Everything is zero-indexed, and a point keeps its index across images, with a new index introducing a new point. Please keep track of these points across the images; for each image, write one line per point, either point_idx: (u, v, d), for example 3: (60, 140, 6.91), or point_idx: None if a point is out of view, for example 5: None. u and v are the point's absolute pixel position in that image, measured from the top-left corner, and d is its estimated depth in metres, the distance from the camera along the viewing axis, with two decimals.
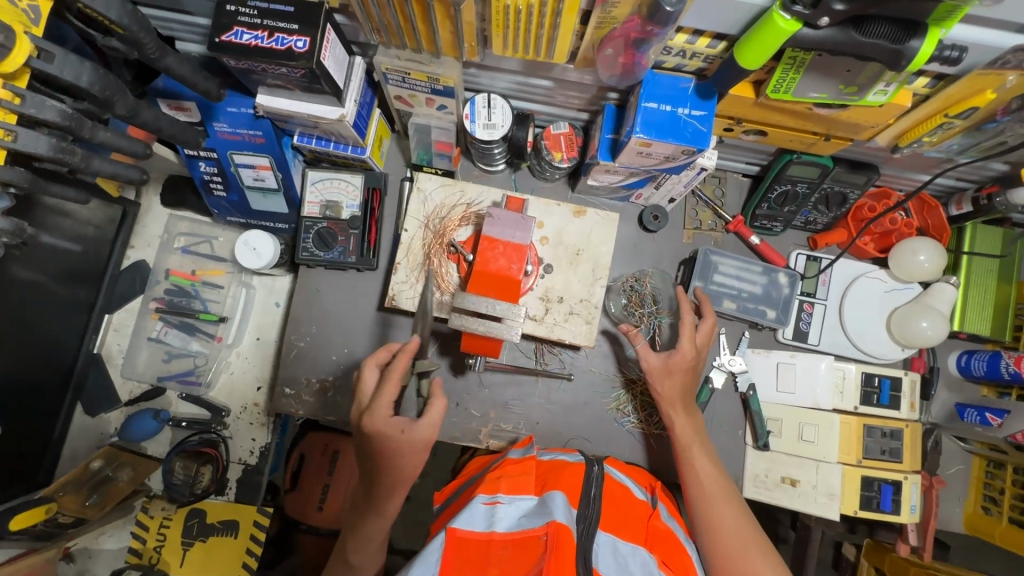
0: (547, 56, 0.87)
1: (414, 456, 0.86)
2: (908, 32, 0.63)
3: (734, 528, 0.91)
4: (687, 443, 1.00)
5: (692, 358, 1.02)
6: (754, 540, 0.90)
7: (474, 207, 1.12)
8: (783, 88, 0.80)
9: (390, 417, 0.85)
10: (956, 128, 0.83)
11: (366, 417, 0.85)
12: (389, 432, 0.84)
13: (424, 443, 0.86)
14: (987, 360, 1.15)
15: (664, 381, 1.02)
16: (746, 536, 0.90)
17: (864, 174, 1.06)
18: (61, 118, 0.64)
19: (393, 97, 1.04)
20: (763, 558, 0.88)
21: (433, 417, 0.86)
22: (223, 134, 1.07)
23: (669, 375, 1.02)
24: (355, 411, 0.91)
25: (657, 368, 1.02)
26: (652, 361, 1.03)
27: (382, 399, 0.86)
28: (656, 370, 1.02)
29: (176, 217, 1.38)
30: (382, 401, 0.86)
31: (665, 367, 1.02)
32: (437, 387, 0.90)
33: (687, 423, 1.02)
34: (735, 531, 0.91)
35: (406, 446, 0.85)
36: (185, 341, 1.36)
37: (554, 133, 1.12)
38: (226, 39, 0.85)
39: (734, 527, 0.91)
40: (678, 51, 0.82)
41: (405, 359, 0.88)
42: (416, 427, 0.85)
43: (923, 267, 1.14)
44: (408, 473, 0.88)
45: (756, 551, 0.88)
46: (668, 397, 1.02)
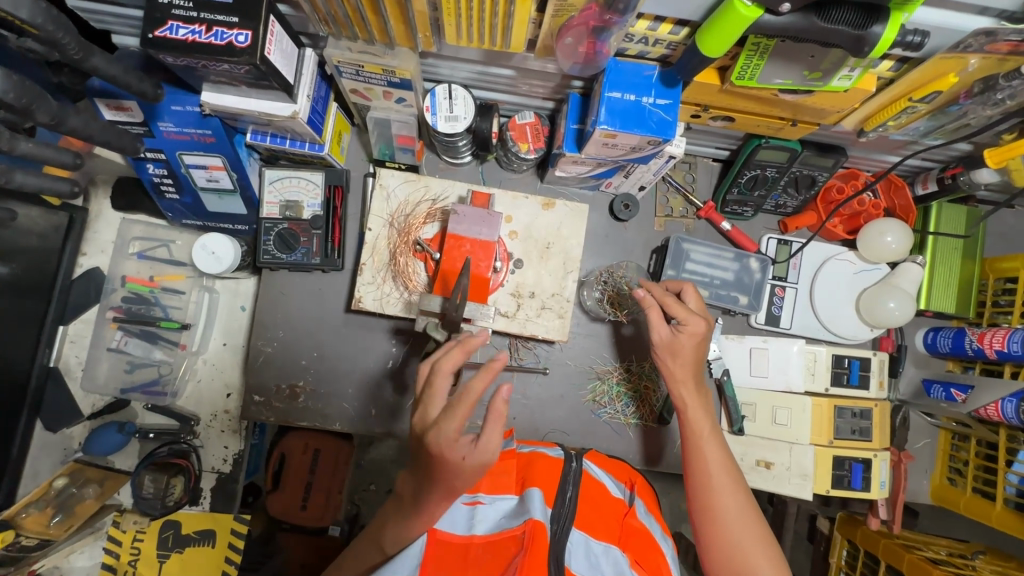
0: (505, 45, 0.83)
1: (469, 480, 0.70)
2: (870, 17, 0.61)
3: (737, 520, 0.86)
4: (696, 425, 0.93)
5: (701, 338, 0.95)
6: (756, 533, 0.86)
7: (439, 202, 1.08)
8: (748, 74, 0.78)
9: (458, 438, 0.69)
10: (920, 113, 0.83)
11: (433, 432, 0.69)
12: (454, 451, 0.69)
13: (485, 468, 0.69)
14: (953, 336, 1.17)
15: (673, 358, 0.96)
16: (748, 530, 0.86)
17: (832, 157, 1.05)
18: None
19: (348, 90, 0.99)
20: (764, 555, 0.84)
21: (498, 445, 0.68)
22: (170, 134, 1.01)
23: (679, 354, 0.95)
24: (415, 422, 0.73)
25: (665, 346, 0.95)
26: (659, 335, 0.96)
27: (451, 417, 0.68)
28: (665, 346, 0.95)
29: (129, 220, 1.31)
30: (454, 413, 0.68)
31: (672, 346, 0.95)
32: (498, 404, 0.69)
33: (698, 403, 0.95)
34: (740, 524, 0.86)
35: (468, 472, 0.69)
36: (146, 350, 1.30)
37: (519, 123, 1.08)
38: (161, 35, 0.79)
39: (738, 518, 0.87)
40: (641, 38, 0.79)
41: (464, 352, 0.76)
42: (479, 446, 0.69)
43: (891, 248, 1.14)
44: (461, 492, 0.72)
45: (758, 547, 0.85)
46: (678, 374, 0.96)
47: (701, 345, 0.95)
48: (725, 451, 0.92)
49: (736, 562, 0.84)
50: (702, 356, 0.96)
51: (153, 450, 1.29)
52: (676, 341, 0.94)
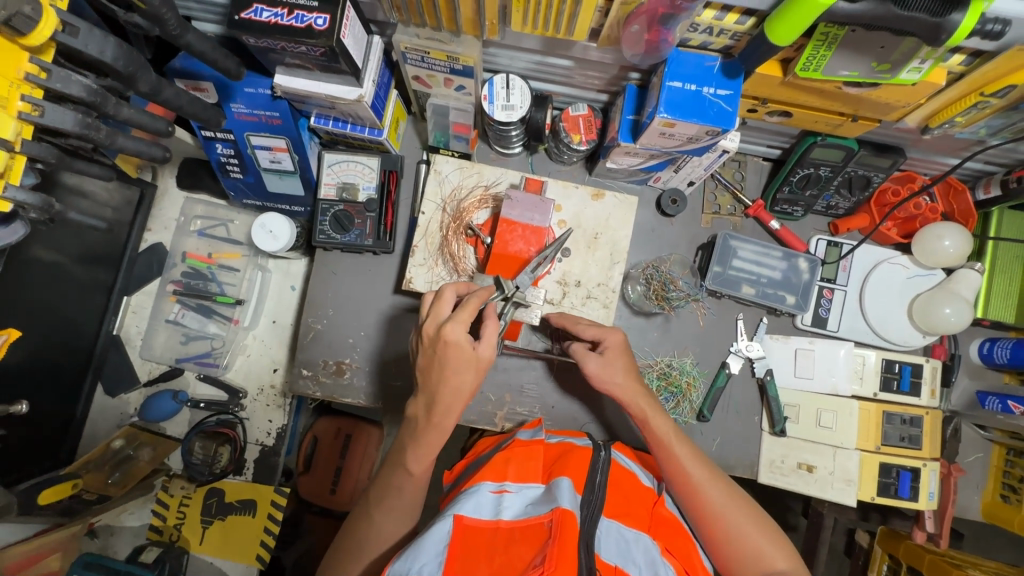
0: (570, 33, 0.86)
1: (474, 375, 0.85)
2: (949, 5, 0.61)
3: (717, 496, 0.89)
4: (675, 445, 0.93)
5: (625, 354, 0.98)
6: (757, 518, 0.89)
7: (491, 189, 1.11)
8: (812, 66, 0.78)
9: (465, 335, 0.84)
10: (990, 108, 0.81)
11: (447, 325, 0.84)
12: (463, 345, 0.83)
13: (483, 361, 0.85)
14: (1011, 348, 1.13)
15: (614, 382, 0.96)
16: (749, 516, 0.88)
17: (890, 157, 1.04)
18: (86, 94, 0.63)
19: (411, 77, 1.03)
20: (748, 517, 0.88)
21: (494, 340, 0.85)
22: (241, 115, 1.07)
23: (626, 377, 0.96)
24: (428, 322, 0.88)
25: (604, 373, 0.96)
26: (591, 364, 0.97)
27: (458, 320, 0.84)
28: (604, 375, 0.96)
29: (192, 200, 1.38)
30: (462, 314, 0.84)
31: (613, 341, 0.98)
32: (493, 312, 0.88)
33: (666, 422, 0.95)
34: (740, 510, 0.89)
35: (471, 364, 0.84)
36: (202, 323, 1.37)
37: (572, 115, 1.10)
38: (247, 17, 0.84)
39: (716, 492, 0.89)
40: (705, 29, 0.80)
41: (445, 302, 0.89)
42: (480, 345, 0.85)
43: (948, 253, 1.12)
44: (470, 390, 0.86)
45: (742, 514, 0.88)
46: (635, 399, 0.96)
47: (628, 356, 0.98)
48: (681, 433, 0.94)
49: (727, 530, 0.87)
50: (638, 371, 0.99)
51: (203, 419, 1.35)
52: (615, 362, 0.96)
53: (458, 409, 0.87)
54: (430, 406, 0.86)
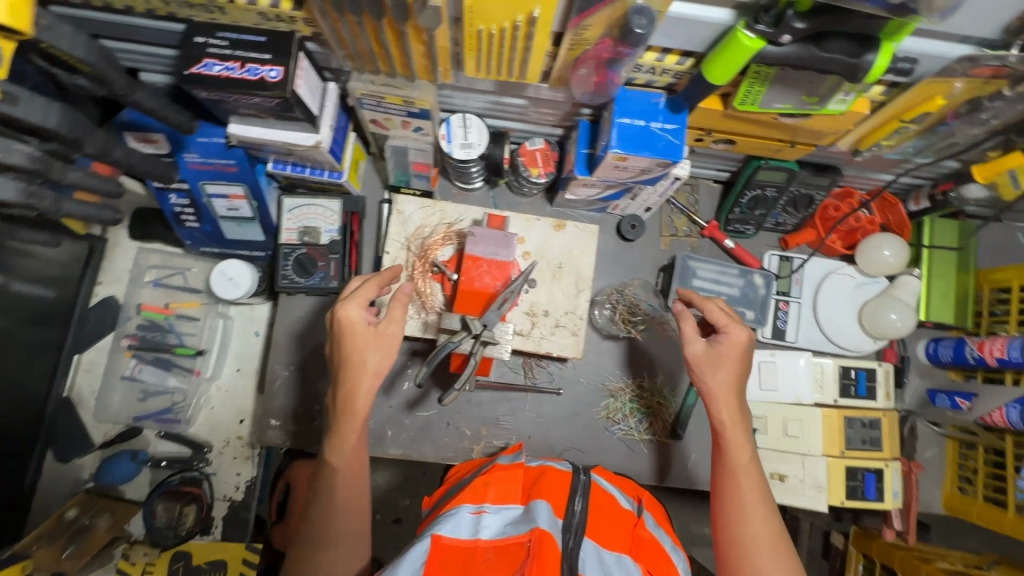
0: (522, 76, 0.88)
1: (381, 353, 0.87)
2: (863, 47, 0.66)
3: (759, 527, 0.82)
4: (740, 450, 0.87)
5: (731, 355, 0.91)
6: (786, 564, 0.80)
7: (456, 226, 1.11)
8: (750, 100, 0.83)
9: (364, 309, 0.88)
10: (911, 132, 0.86)
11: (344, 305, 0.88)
12: (360, 322, 0.87)
13: (388, 335, 0.87)
14: (953, 346, 1.20)
15: (714, 374, 0.90)
16: (772, 554, 0.80)
17: (828, 176, 1.11)
18: (29, 162, 0.62)
19: (368, 121, 1.04)
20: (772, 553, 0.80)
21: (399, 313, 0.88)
22: (194, 164, 1.05)
23: (726, 372, 0.90)
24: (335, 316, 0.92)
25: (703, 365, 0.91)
26: (695, 348, 0.92)
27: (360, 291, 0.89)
28: (701, 362, 0.91)
29: (145, 250, 1.34)
30: (358, 291, 0.88)
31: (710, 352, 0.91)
32: (400, 292, 0.89)
33: (741, 426, 0.89)
34: (768, 549, 0.80)
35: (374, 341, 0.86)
36: (161, 378, 1.31)
37: (530, 149, 1.13)
38: (197, 71, 0.84)
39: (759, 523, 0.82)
40: (648, 68, 0.84)
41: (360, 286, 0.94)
42: (381, 322, 0.87)
43: (889, 261, 1.19)
44: (376, 369, 0.86)
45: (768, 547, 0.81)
46: (722, 391, 0.89)
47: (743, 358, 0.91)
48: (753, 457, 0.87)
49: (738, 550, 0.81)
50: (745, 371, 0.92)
51: (165, 478, 1.29)
52: (718, 354, 0.90)
53: (367, 392, 0.85)
54: (338, 394, 0.87)
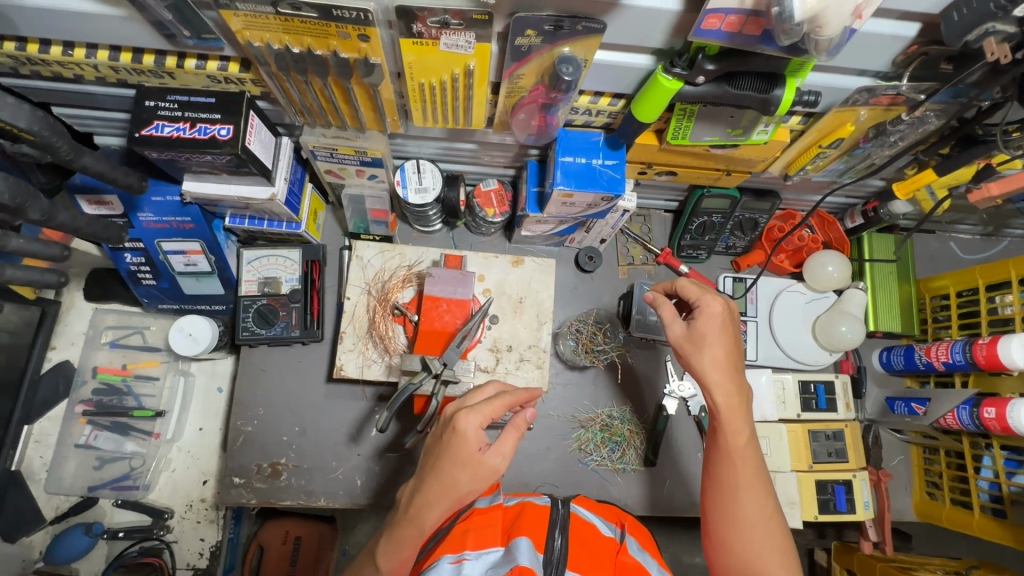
0: (467, 123, 0.92)
1: (475, 482, 0.75)
2: (771, 83, 0.72)
3: (757, 515, 0.79)
4: (729, 433, 0.83)
5: (714, 329, 0.86)
6: (780, 546, 0.77)
7: (414, 268, 1.13)
8: (681, 134, 0.88)
9: (479, 429, 0.75)
10: (832, 157, 0.93)
11: (463, 412, 0.76)
12: (470, 440, 0.75)
13: (487, 468, 0.75)
14: (904, 353, 1.25)
15: (699, 353, 0.85)
16: (770, 542, 0.77)
17: (768, 201, 1.18)
18: None
19: (323, 172, 1.07)
20: (773, 544, 0.77)
21: (508, 449, 0.76)
22: (149, 223, 1.06)
23: (706, 354, 0.85)
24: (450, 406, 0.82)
25: (684, 347, 0.87)
26: (676, 329, 0.88)
27: (484, 405, 0.76)
28: (683, 344, 0.87)
29: (101, 310, 1.31)
30: (485, 405, 0.76)
31: (693, 333, 0.86)
32: (518, 420, 0.79)
33: (733, 407, 0.83)
34: (767, 534, 0.78)
35: (474, 464, 0.74)
36: (118, 444, 1.27)
37: (484, 191, 1.17)
38: (147, 133, 0.85)
39: (758, 513, 0.79)
40: (584, 110, 0.89)
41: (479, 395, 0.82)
42: (492, 451, 0.76)
43: (833, 277, 1.25)
44: (462, 495, 0.75)
45: (768, 538, 0.77)
46: (713, 371, 0.84)
47: (728, 329, 0.86)
48: (748, 439, 0.83)
49: (737, 540, 0.78)
50: (732, 343, 0.86)
51: (122, 551, 1.23)
52: (696, 332, 0.86)
53: (438, 510, 0.74)
54: (415, 494, 0.77)
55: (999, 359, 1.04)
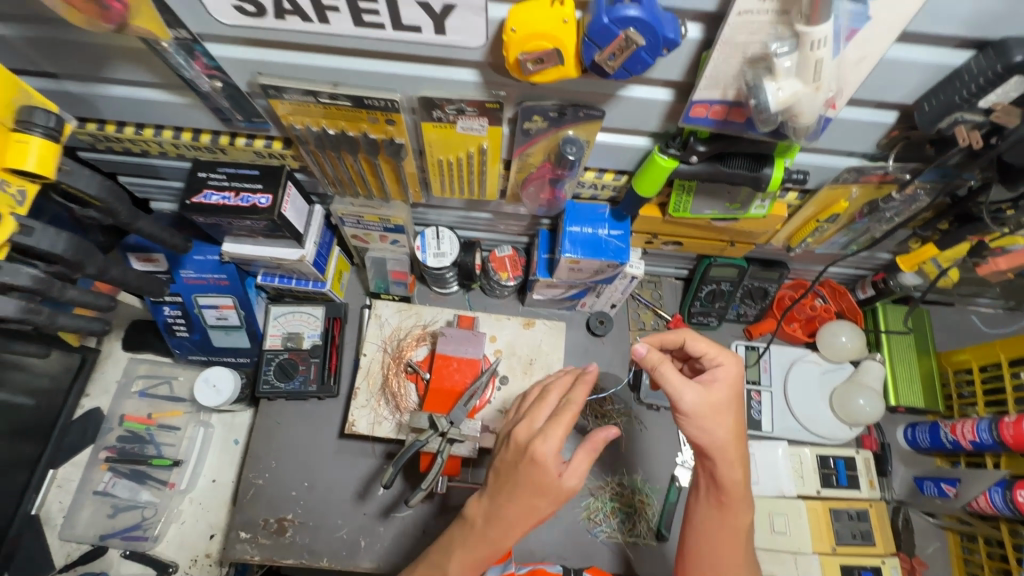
0: (483, 194, 1.00)
1: (553, 503, 0.73)
2: (760, 163, 0.78)
3: None
4: (735, 518, 0.81)
5: (730, 396, 0.79)
6: None
7: (429, 327, 1.18)
8: (682, 207, 0.93)
9: (557, 455, 0.72)
10: (832, 230, 0.97)
11: (541, 438, 0.72)
12: (551, 468, 0.71)
13: (564, 491, 0.73)
14: (929, 431, 1.20)
15: (716, 424, 0.77)
16: None
17: (776, 271, 1.21)
18: (32, 283, 0.69)
19: (350, 236, 1.15)
20: None
21: (584, 471, 0.73)
22: (189, 279, 1.15)
23: (721, 422, 0.77)
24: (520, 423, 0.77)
25: (697, 414, 0.77)
26: (693, 395, 0.77)
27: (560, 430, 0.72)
28: (701, 412, 0.77)
29: (136, 360, 1.39)
30: (560, 427, 0.72)
31: (712, 401, 0.77)
32: (596, 438, 0.74)
33: (743, 495, 0.80)
34: None
35: (552, 490, 0.72)
36: (133, 492, 1.30)
37: (499, 256, 1.24)
38: (197, 201, 0.95)
39: None
40: (591, 184, 0.96)
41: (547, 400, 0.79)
42: (568, 473, 0.73)
43: (847, 347, 1.24)
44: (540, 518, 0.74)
45: None
46: (726, 445, 0.78)
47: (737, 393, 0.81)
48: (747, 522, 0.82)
49: None
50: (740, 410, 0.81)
51: None
52: (712, 398, 0.77)
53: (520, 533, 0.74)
54: (491, 512, 0.76)
55: None
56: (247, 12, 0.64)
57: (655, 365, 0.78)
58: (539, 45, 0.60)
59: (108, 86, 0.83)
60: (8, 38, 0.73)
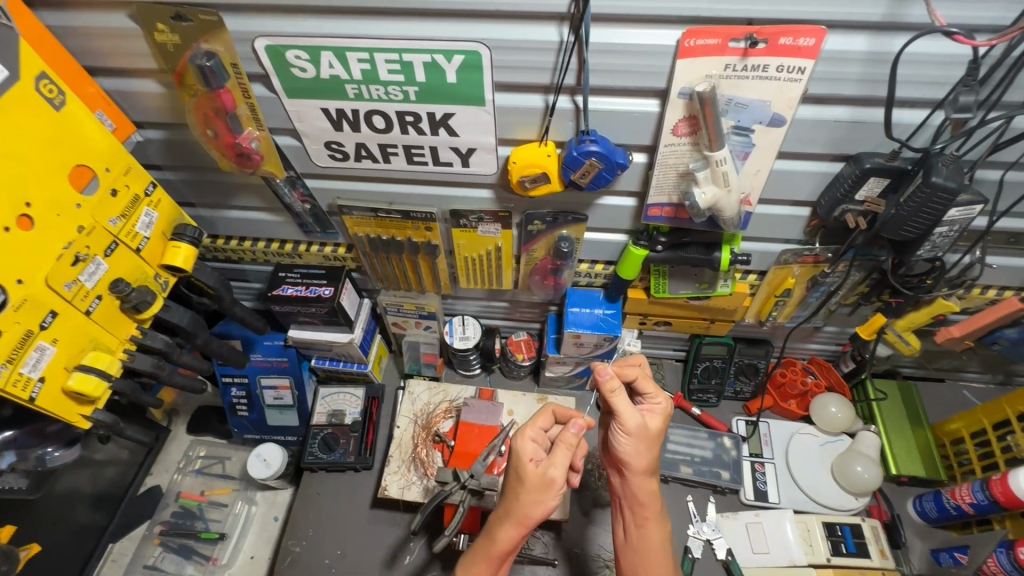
0: (500, 283, 1.24)
1: (542, 501, 0.80)
2: (711, 248, 1.00)
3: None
4: (650, 528, 0.89)
5: (660, 426, 0.86)
6: None
7: (455, 402, 1.35)
8: (661, 288, 1.14)
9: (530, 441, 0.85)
10: (792, 304, 1.15)
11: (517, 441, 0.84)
12: (528, 463, 0.81)
13: (548, 480, 0.79)
14: (934, 499, 1.24)
15: (644, 450, 0.85)
16: None
17: (761, 347, 1.36)
18: (164, 346, 0.93)
19: (391, 323, 1.39)
20: None
21: (566, 462, 0.80)
22: (257, 362, 1.38)
23: (649, 447, 0.85)
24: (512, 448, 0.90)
25: (634, 435, 0.84)
26: (633, 420, 0.84)
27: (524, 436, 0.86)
28: (636, 432, 0.84)
29: (197, 441, 1.58)
30: (531, 431, 0.87)
31: (645, 431, 0.85)
32: (568, 435, 0.82)
33: (654, 512, 0.89)
34: None
35: (533, 482, 0.80)
36: (179, 566, 1.39)
37: (516, 340, 1.44)
38: (277, 292, 1.21)
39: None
40: (586, 274, 1.19)
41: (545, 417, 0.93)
42: (544, 463, 0.81)
43: (838, 417, 1.33)
44: (524, 516, 0.80)
45: None
46: (644, 472, 0.86)
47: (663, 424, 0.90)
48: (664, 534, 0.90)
49: None
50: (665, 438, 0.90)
51: None
52: (650, 426, 0.85)
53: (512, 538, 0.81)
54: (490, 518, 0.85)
55: (1015, 494, 1.06)
56: (336, 157, 0.95)
57: (609, 387, 0.83)
58: (533, 171, 0.87)
59: (228, 210, 1.14)
60: (172, 180, 1.06)
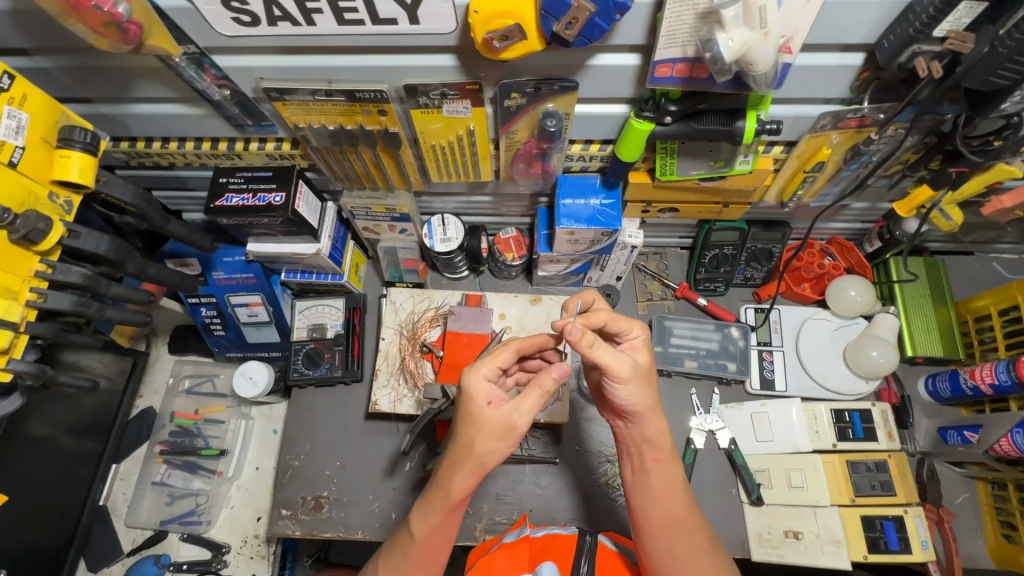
0: (478, 175, 1.06)
1: (497, 443, 0.72)
2: (733, 116, 0.80)
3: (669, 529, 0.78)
4: (659, 469, 0.79)
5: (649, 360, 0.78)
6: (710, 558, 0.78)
7: (441, 309, 1.25)
8: (668, 171, 0.95)
9: (485, 380, 0.73)
10: (821, 180, 0.98)
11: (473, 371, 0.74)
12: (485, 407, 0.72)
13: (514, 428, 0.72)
14: (949, 379, 1.19)
15: (644, 391, 0.76)
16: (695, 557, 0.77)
17: (777, 230, 1.21)
18: (83, 280, 0.79)
19: (362, 228, 1.23)
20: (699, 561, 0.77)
21: (535, 408, 0.72)
22: (220, 280, 1.26)
23: (648, 383, 0.77)
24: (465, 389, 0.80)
25: (632, 378, 0.74)
26: (626, 369, 0.74)
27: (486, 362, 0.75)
28: (633, 377, 0.74)
29: (181, 361, 1.51)
30: (490, 358, 0.76)
31: (639, 373, 0.76)
32: (545, 378, 0.74)
33: (664, 450, 0.79)
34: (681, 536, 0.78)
35: (487, 422, 0.71)
36: (186, 481, 1.42)
37: (504, 238, 1.29)
38: (220, 204, 1.03)
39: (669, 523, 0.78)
40: (579, 157, 1.01)
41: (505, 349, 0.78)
42: (507, 404, 0.72)
43: (857, 301, 1.22)
44: (482, 458, 0.72)
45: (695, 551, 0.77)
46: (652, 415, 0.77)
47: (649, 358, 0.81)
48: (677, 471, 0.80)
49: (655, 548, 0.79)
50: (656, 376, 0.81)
51: None
52: (642, 365, 0.76)
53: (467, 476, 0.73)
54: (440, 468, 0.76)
55: None
56: (243, 20, 0.72)
57: (585, 343, 0.71)
58: (501, 23, 0.65)
59: (134, 105, 0.93)
60: (48, 69, 0.84)
